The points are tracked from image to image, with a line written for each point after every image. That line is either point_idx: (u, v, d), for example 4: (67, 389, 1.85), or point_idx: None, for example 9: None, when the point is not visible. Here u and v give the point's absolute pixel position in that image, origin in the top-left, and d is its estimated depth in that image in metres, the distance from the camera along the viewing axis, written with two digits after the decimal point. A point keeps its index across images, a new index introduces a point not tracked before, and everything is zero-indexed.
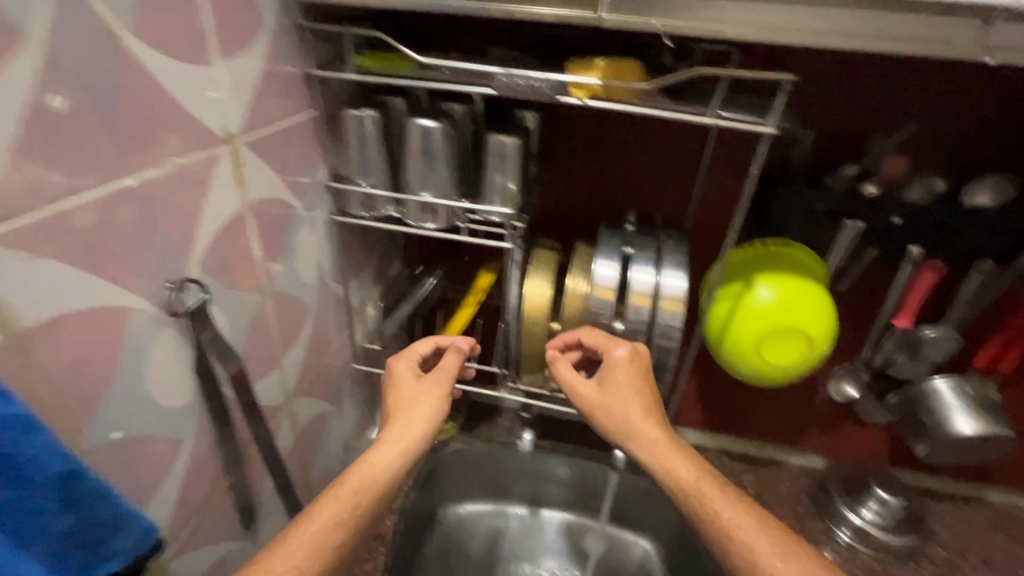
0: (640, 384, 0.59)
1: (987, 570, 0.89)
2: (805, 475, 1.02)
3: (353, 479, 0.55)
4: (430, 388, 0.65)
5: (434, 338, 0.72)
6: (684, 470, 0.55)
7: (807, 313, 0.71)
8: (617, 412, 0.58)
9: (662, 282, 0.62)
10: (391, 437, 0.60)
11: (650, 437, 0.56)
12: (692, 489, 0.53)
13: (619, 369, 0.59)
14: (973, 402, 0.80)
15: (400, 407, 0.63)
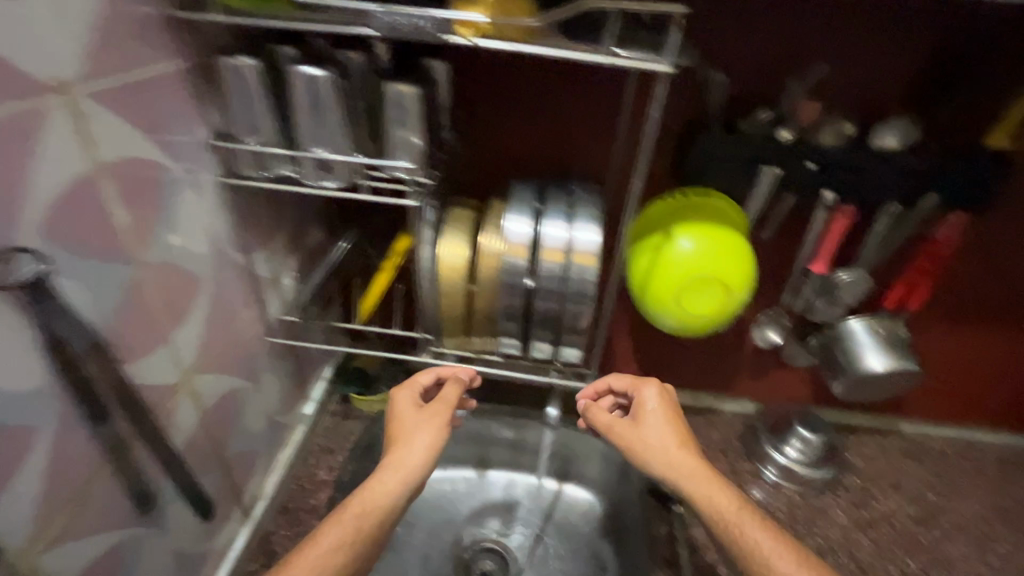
0: (670, 418, 0.68)
1: (897, 495, 0.95)
2: (738, 419, 1.06)
3: (356, 509, 0.57)
4: (431, 418, 0.65)
5: (435, 367, 0.72)
6: (724, 500, 0.59)
7: (726, 262, 0.71)
8: (653, 443, 0.65)
9: (574, 235, 0.60)
10: (394, 464, 0.60)
11: (690, 466, 0.62)
12: (732, 518, 0.58)
13: (652, 412, 0.68)
14: (882, 340, 0.84)
15: (400, 435, 0.63)
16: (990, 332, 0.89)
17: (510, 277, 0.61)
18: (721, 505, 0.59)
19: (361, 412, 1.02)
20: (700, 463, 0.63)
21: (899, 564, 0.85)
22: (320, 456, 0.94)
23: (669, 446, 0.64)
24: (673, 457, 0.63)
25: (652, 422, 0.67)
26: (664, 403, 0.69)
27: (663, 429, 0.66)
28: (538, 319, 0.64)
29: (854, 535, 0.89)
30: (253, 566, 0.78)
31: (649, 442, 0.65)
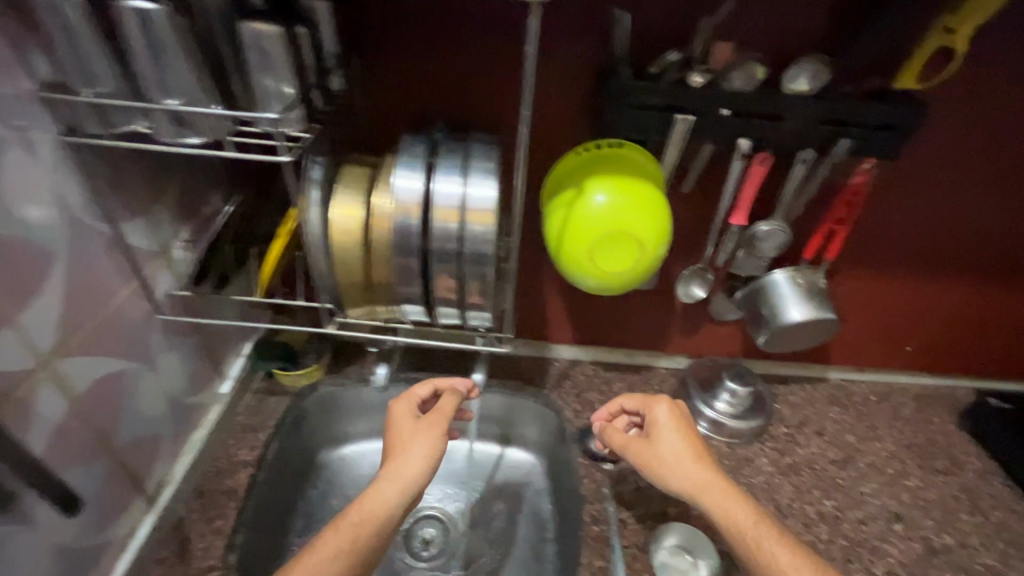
0: (684, 434, 0.73)
1: (819, 440, 0.98)
2: (672, 375, 1.07)
3: (361, 517, 0.65)
4: (428, 430, 0.75)
5: (432, 382, 0.84)
6: (740, 513, 0.65)
7: (640, 217, 0.69)
8: (671, 460, 0.70)
9: (469, 190, 0.56)
10: (397, 473, 0.70)
11: (706, 480, 0.68)
12: (750, 531, 0.64)
13: (666, 425, 0.74)
14: (803, 290, 0.85)
15: (401, 445, 0.73)
16: (908, 277, 0.92)
17: (402, 239, 0.57)
18: (738, 519, 0.65)
19: (286, 388, 0.98)
20: (717, 475, 0.69)
21: (817, 505, 0.88)
22: (240, 435, 0.90)
23: (684, 461, 0.70)
24: (688, 472, 0.69)
25: (670, 441, 0.72)
26: (678, 422, 0.74)
27: (678, 444, 0.72)
28: (438, 283, 0.60)
29: (776, 481, 0.91)
30: (164, 553, 0.75)
31: (663, 458, 0.71)
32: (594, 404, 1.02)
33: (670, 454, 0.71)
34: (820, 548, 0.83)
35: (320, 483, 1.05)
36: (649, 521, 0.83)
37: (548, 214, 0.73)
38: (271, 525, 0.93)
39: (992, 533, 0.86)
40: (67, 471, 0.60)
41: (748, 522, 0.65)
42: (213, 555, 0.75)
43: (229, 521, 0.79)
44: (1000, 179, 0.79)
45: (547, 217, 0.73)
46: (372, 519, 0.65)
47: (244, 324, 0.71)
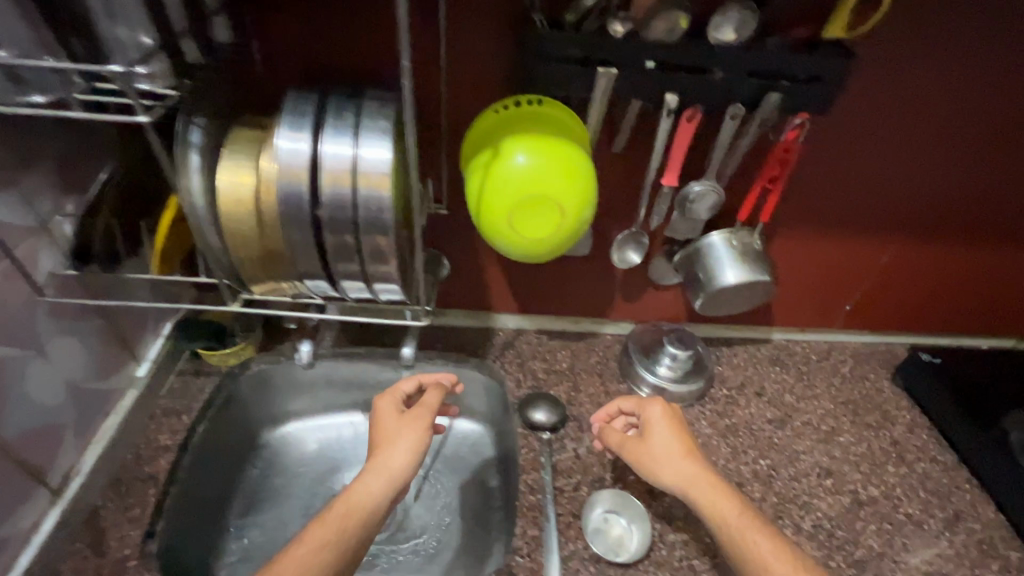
0: (676, 431, 0.77)
1: (759, 401, 0.99)
2: (616, 341, 1.06)
3: (347, 510, 0.66)
4: (412, 422, 0.76)
5: (418, 376, 0.84)
6: (727, 506, 0.69)
7: (561, 179, 0.65)
8: (663, 456, 0.74)
9: (362, 152, 0.52)
10: (382, 466, 0.71)
11: (695, 475, 0.71)
12: (737, 524, 0.67)
13: (659, 422, 0.77)
14: (738, 252, 0.83)
15: (386, 440, 0.75)
16: (852, 235, 0.92)
17: (291, 208, 0.52)
18: (726, 513, 0.68)
19: (214, 367, 0.94)
20: (706, 471, 0.72)
21: (752, 464, 0.89)
22: (161, 420, 0.86)
23: (675, 456, 0.74)
24: (677, 465, 0.73)
25: (662, 437, 0.76)
26: (669, 419, 0.78)
27: (670, 440, 0.75)
28: (338, 255, 0.56)
29: (714, 442, 0.92)
30: (76, 545, 0.72)
31: (656, 454, 0.74)
32: (537, 372, 1.01)
33: (662, 449, 0.75)
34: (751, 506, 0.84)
35: (260, 463, 1.02)
36: (585, 488, 0.83)
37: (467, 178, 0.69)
38: (202, 508, 0.90)
39: (916, 483, 0.89)
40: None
41: (734, 513, 0.68)
42: (129, 545, 0.72)
43: (147, 509, 0.76)
44: (935, 134, 0.78)
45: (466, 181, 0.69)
46: (357, 512, 0.67)
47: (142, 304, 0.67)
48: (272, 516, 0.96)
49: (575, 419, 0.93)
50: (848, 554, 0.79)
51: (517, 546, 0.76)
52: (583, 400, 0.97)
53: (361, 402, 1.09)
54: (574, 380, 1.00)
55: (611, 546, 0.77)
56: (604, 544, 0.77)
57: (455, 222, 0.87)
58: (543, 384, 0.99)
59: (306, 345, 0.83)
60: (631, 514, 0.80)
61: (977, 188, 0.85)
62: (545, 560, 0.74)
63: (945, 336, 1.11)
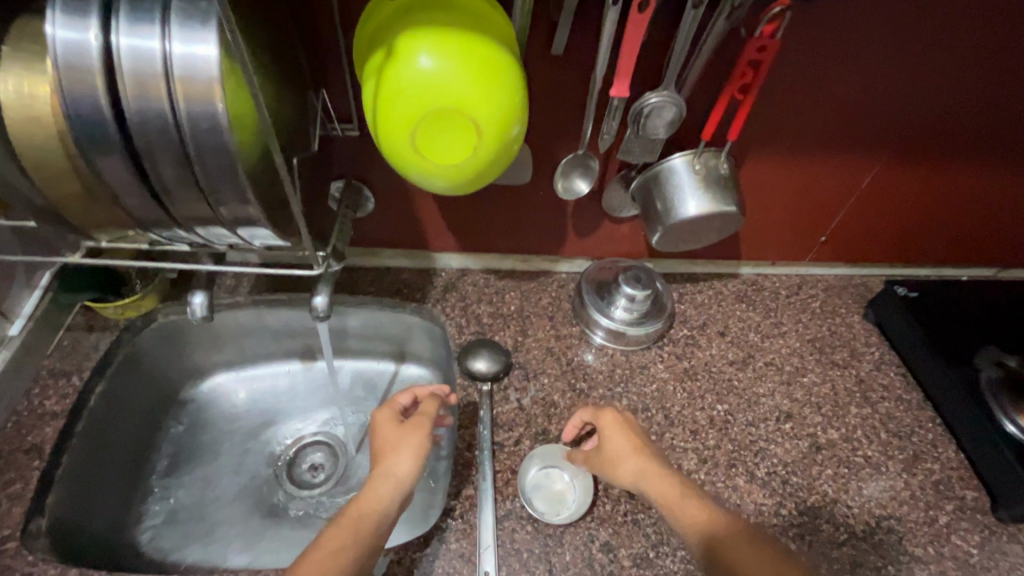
0: (627, 433, 0.70)
1: (721, 341, 0.93)
2: (571, 280, 0.97)
3: (357, 519, 0.61)
4: (414, 428, 0.70)
5: (412, 387, 0.77)
6: (673, 491, 0.63)
7: (474, 88, 0.51)
8: (615, 462, 0.68)
9: (176, 47, 0.37)
10: (387, 475, 0.67)
11: (647, 473, 0.66)
12: (680, 506, 0.62)
13: (608, 428, 0.71)
14: (701, 178, 0.71)
15: (387, 449, 0.69)
16: (835, 154, 0.81)
17: (91, 130, 0.39)
18: (670, 495, 0.63)
19: (109, 321, 0.82)
20: (657, 467, 0.66)
21: (708, 410, 0.83)
22: (47, 382, 0.76)
23: (631, 460, 0.67)
24: (634, 467, 0.67)
25: (615, 444, 0.69)
26: (622, 425, 0.71)
27: (619, 443, 0.69)
28: (177, 193, 0.43)
29: (669, 387, 0.86)
30: None
31: (611, 463, 0.69)
32: (482, 316, 0.91)
33: (616, 456, 0.68)
34: (705, 454, 0.78)
35: (186, 419, 0.95)
36: (528, 442, 0.77)
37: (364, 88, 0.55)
38: (113, 474, 0.83)
39: (878, 424, 0.84)
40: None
41: (676, 496, 0.63)
42: (8, 525, 0.64)
43: (30, 484, 0.67)
44: (948, 26, 0.65)
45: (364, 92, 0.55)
46: (371, 518, 0.62)
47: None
48: (199, 476, 0.91)
49: (521, 367, 0.85)
50: (800, 501, 0.75)
51: (450, 507, 0.70)
52: (531, 345, 0.88)
53: (297, 349, 1.00)
54: (522, 323, 0.91)
55: (547, 505, 0.71)
56: (539, 502, 0.71)
57: (373, 147, 0.74)
58: (487, 329, 0.90)
59: (199, 297, 0.69)
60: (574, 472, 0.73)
61: (992, 95, 0.74)
62: (478, 521, 0.68)
63: (928, 269, 1.04)
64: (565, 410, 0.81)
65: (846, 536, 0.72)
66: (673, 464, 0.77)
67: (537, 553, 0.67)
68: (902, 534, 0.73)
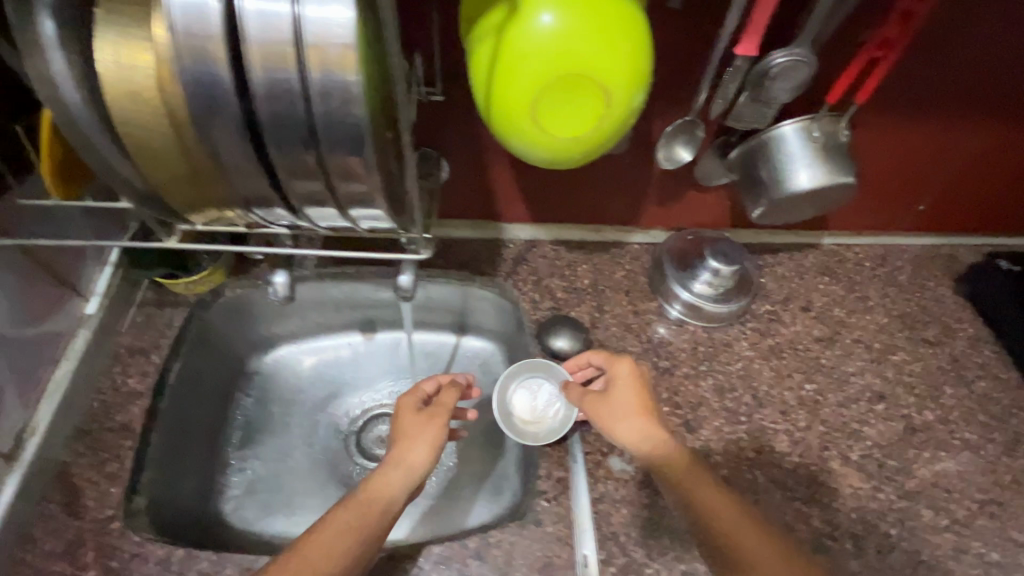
0: (641, 392, 0.69)
1: (805, 317, 0.88)
2: (646, 252, 0.92)
3: (366, 498, 0.63)
4: (432, 420, 0.72)
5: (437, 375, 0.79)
6: (678, 460, 0.63)
7: (602, 51, 0.45)
8: (617, 413, 0.68)
9: (305, 8, 0.32)
10: (400, 463, 0.68)
11: (651, 435, 0.65)
12: (684, 475, 0.62)
13: (621, 384, 0.69)
14: (819, 147, 0.65)
15: (402, 438, 0.70)
16: (939, 116, 0.76)
17: (212, 108, 0.34)
18: (677, 464, 0.63)
19: (180, 297, 0.79)
20: (661, 433, 0.66)
21: (797, 390, 0.80)
22: (126, 360, 0.74)
23: (631, 420, 0.67)
24: (630, 429, 0.66)
25: (619, 398, 0.68)
26: (636, 381, 0.69)
27: (631, 399, 0.68)
28: (293, 174, 0.38)
29: (755, 365, 0.82)
30: (48, 507, 0.63)
31: (614, 411, 0.68)
32: (555, 291, 0.88)
33: (616, 410, 0.68)
34: (797, 436, 0.76)
35: (254, 391, 0.95)
36: None
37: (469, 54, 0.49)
38: (188, 446, 0.82)
39: (975, 405, 0.81)
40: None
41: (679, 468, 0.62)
42: (110, 505, 0.63)
43: (126, 464, 0.66)
44: None
45: (468, 58, 0.49)
46: (380, 499, 0.63)
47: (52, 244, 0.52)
48: (271, 448, 0.91)
49: (600, 345, 0.83)
50: (898, 486, 0.72)
51: (542, 490, 0.69)
52: (609, 322, 0.85)
53: (357, 321, 0.99)
54: (599, 299, 0.87)
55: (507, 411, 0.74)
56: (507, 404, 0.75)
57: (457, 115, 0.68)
58: (562, 305, 0.86)
59: (281, 276, 0.66)
60: (563, 412, 0.73)
61: None
62: (572, 504, 0.68)
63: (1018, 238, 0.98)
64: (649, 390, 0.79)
65: (948, 522, 0.70)
66: (765, 446, 0.74)
67: (635, 536, 0.67)
68: (1006, 520, 0.71)
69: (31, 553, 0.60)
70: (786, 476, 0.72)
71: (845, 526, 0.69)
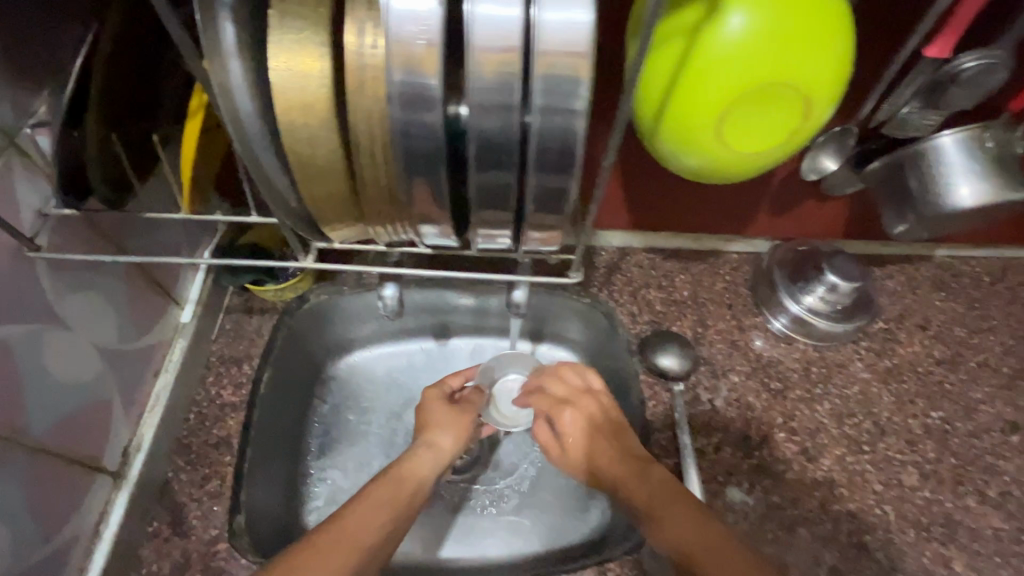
0: (594, 436, 0.64)
1: (923, 336, 0.82)
2: (747, 262, 0.86)
3: (400, 475, 0.60)
4: (462, 412, 0.69)
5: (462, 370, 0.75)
6: (638, 493, 0.56)
7: (806, 56, 0.39)
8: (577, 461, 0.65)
9: (542, 10, 0.27)
10: (429, 446, 0.65)
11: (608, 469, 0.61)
12: (643, 508, 0.55)
13: (583, 403, 0.67)
14: (986, 160, 0.58)
15: (431, 425, 0.67)
16: None
17: (417, 136, 0.31)
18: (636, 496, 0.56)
19: (268, 304, 0.76)
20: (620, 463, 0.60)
21: (922, 418, 0.75)
22: (219, 369, 0.70)
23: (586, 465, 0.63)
24: (597, 443, 0.64)
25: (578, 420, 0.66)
26: (586, 427, 0.65)
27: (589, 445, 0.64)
28: (482, 203, 0.34)
29: (874, 389, 0.77)
30: (154, 525, 0.61)
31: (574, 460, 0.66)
32: (653, 303, 0.82)
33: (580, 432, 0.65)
34: (926, 469, 0.71)
35: (331, 399, 0.81)
36: (728, 449, 0.71)
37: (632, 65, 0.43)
38: (268, 463, 0.70)
39: None
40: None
41: (625, 474, 0.59)
42: (215, 525, 0.61)
43: (227, 482, 0.63)
44: None
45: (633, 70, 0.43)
46: (412, 477, 0.61)
47: (168, 261, 0.49)
48: (352, 459, 0.78)
49: (706, 363, 0.77)
50: None
51: None
52: (713, 337, 0.80)
53: (429, 326, 0.84)
54: (699, 312, 0.82)
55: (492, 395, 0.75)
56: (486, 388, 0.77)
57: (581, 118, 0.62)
58: (662, 318, 0.81)
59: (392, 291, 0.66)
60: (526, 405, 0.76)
61: None
62: None
63: None
64: (763, 413, 0.74)
65: None
66: (893, 480, 0.70)
67: None
68: None
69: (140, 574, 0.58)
70: (920, 513, 0.68)
71: (987, 570, 0.65)
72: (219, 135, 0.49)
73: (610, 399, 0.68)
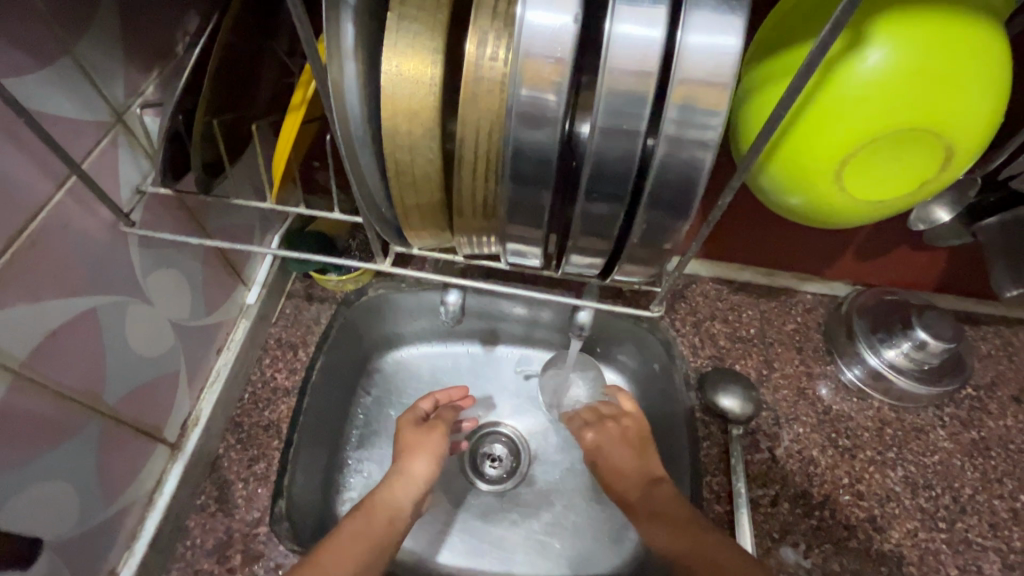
0: (627, 449, 0.65)
1: (1018, 409, 0.74)
2: (823, 304, 0.81)
3: (375, 507, 0.58)
4: (433, 430, 0.67)
5: (433, 392, 0.71)
6: (655, 505, 0.58)
7: (947, 108, 0.35)
8: (612, 477, 0.64)
9: (688, 34, 0.26)
10: (403, 475, 0.62)
11: (626, 481, 0.63)
12: (645, 525, 0.58)
13: (603, 431, 0.68)
14: None
15: (403, 450, 0.64)
16: None
17: (530, 155, 0.30)
18: (649, 508, 0.58)
19: (328, 293, 0.76)
20: (640, 477, 0.62)
21: (1010, 500, 0.68)
22: (276, 353, 0.71)
23: (625, 481, 0.63)
24: (617, 462, 0.65)
25: (599, 444, 0.67)
26: (622, 441, 0.66)
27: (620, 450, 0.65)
28: (582, 230, 0.32)
29: (956, 462, 0.70)
30: (201, 500, 0.62)
31: (614, 469, 0.64)
32: (717, 338, 0.77)
33: (611, 448, 0.66)
34: (1011, 559, 0.65)
35: (375, 390, 0.79)
36: (786, 504, 0.66)
37: (740, 101, 0.39)
38: (319, 450, 0.69)
39: None
40: (10, 473, 0.41)
41: (637, 494, 0.61)
42: (258, 507, 0.62)
43: (273, 466, 0.64)
44: None
45: (741, 108, 0.39)
46: (386, 509, 0.59)
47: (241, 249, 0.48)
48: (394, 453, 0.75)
49: (768, 408, 0.73)
50: None
51: None
52: (779, 382, 0.75)
53: (477, 329, 0.81)
54: (766, 351, 0.77)
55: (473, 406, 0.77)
56: (505, 383, 0.80)
57: None
58: (725, 354, 0.76)
59: (455, 295, 0.66)
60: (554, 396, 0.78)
61: None
62: None
63: None
64: (827, 472, 0.69)
65: None
66: (971, 566, 0.64)
67: None
68: None
69: (185, 546, 0.60)
70: None
71: None
72: (309, 128, 0.49)
73: (640, 420, 0.68)
